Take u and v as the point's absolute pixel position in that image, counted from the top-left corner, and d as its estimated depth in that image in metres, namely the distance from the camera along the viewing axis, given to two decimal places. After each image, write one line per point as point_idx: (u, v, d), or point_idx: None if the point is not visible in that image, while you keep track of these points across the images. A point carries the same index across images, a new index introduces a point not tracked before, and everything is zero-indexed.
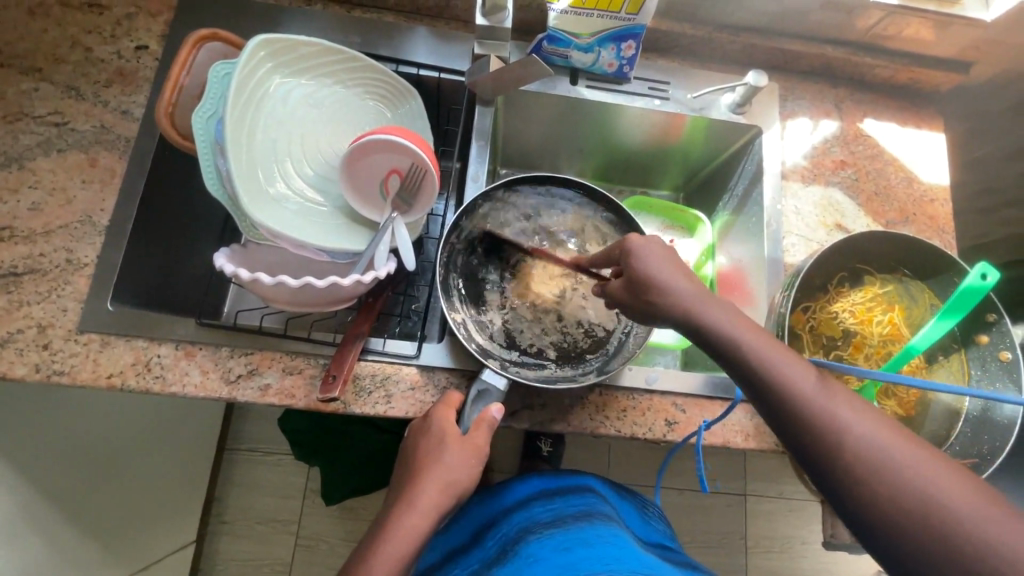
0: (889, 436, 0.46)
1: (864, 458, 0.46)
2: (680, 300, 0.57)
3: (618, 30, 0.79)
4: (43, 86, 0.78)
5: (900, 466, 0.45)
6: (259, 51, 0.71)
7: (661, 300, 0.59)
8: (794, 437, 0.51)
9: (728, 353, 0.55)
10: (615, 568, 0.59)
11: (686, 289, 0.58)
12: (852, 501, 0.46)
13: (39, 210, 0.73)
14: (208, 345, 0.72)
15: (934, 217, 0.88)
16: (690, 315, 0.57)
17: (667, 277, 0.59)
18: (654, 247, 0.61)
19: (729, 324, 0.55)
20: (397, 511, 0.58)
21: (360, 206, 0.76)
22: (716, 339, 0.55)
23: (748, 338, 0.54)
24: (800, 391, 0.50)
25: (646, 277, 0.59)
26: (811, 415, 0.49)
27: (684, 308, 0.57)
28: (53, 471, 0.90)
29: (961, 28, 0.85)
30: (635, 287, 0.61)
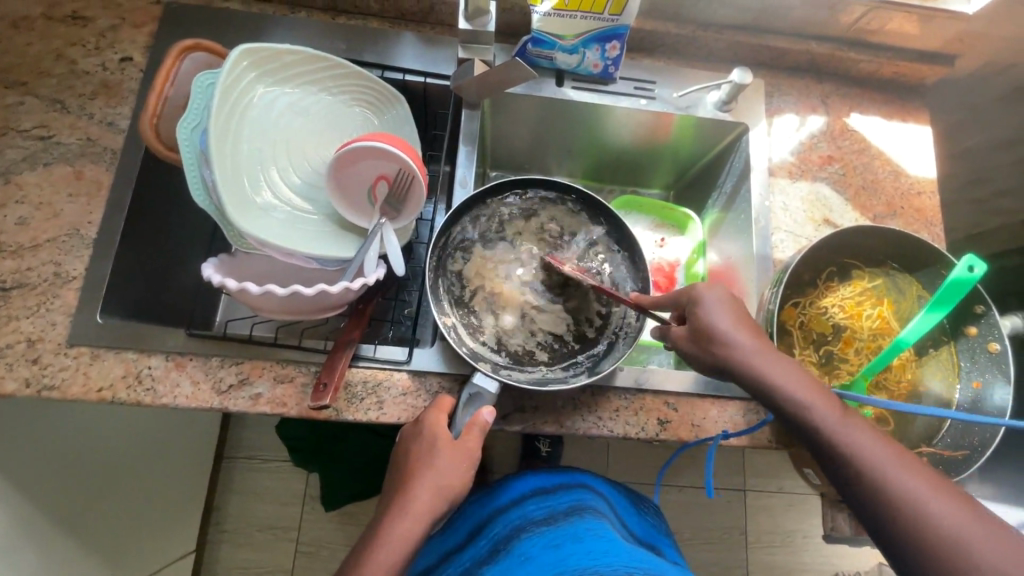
0: (931, 490, 0.53)
1: (909, 509, 0.52)
2: (737, 351, 0.62)
3: (602, 31, 0.79)
4: (27, 100, 0.78)
5: (941, 518, 0.51)
6: (242, 61, 0.71)
7: (722, 354, 0.62)
8: (846, 484, 0.57)
9: (783, 405, 0.60)
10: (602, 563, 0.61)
11: (743, 342, 0.62)
12: (897, 544, 0.53)
13: (26, 224, 0.73)
14: (198, 355, 0.71)
15: (922, 210, 0.88)
16: (749, 368, 0.61)
17: (725, 328, 0.62)
18: (716, 296, 0.64)
19: (782, 378, 0.60)
20: (390, 517, 0.58)
21: (348, 213, 0.76)
22: (772, 392, 0.60)
23: (801, 394, 0.60)
24: (851, 444, 0.57)
25: (707, 328, 0.63)
26: (861, 467, 0.56)
27: (741, 359, 0.62)
28: (49, 484, 0.90)
29: (943, 21, 0.85)
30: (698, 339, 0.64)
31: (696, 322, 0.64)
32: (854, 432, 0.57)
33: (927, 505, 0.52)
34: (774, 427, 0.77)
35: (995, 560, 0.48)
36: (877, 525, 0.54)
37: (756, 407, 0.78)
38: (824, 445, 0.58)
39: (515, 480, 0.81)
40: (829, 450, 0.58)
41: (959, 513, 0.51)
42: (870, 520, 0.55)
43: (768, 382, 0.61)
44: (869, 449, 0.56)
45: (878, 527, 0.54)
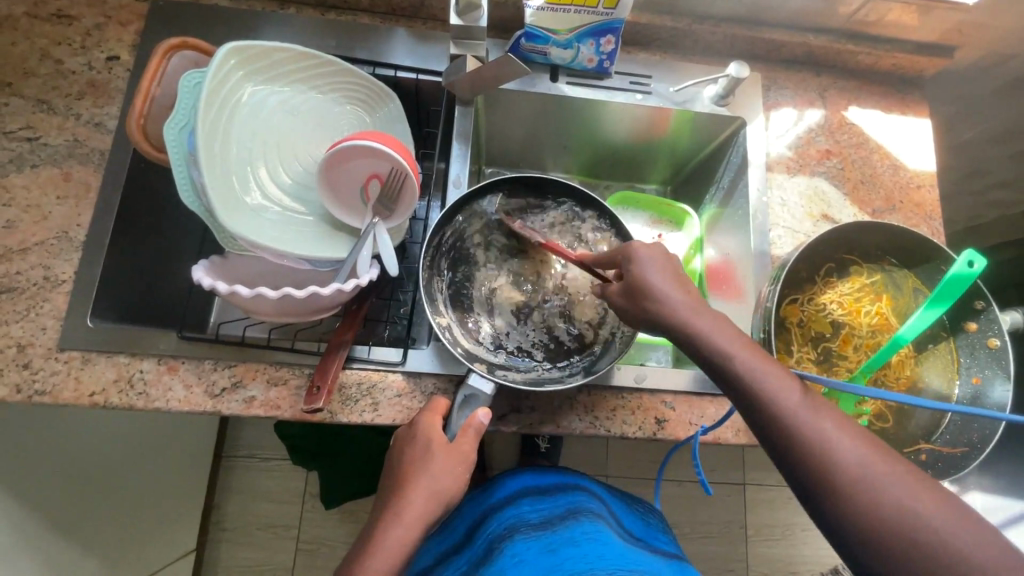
0: (864, 450, 0.49)
1: (842, 472, 0.48)
2: (672, 308, 0.59)
3: (596, 25, 0.78)
4: (13, 101, 0.76)
5: (873, 477, 0.47)
6: (230, 59, 0.70)
7: (654, 306, 0.60)
8: (778, 446, 0.52)
9: (719, 362, 0.56)
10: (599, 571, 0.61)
11: (677, 298, 0.59)
12: (828, 507, 0.49)
13: (14, 227, 0.72)
14: (191, 358, 0.71)
15: (922, 204, 0.87)
16: (683, 325, 0.58)
17: (659, 284, 0.60)
18: (648, 254, 0.63)
19: (716, 336, 0.57)
20: (384, 523, 0.57)
21: (337, 211, 0.75)
22: (707, 350, 0.57)
23: (738, 350, 0.55)
24: (783, 403, 0.52)
25: (641, 284, 0.61)
26: (793, 427, 0.51)
27: (676, 315, 0.58)
28: (45, 487, 0.89)
29: (942, 12, 0.84)
30: (632, 294, 0.62)
31: (630, 280, 0.62)
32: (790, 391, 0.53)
33: (863, 465, 0.48)
34: None
35: (930, 524, 0.45)
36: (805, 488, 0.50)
37: None
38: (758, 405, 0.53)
39: (511, 478, 0.82)
40: (760, 409, 0.53)
41: (897, 475, 0.47)
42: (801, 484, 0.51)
43: (705, 338, 0.57)
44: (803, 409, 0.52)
45: (808, 490, 0.50)
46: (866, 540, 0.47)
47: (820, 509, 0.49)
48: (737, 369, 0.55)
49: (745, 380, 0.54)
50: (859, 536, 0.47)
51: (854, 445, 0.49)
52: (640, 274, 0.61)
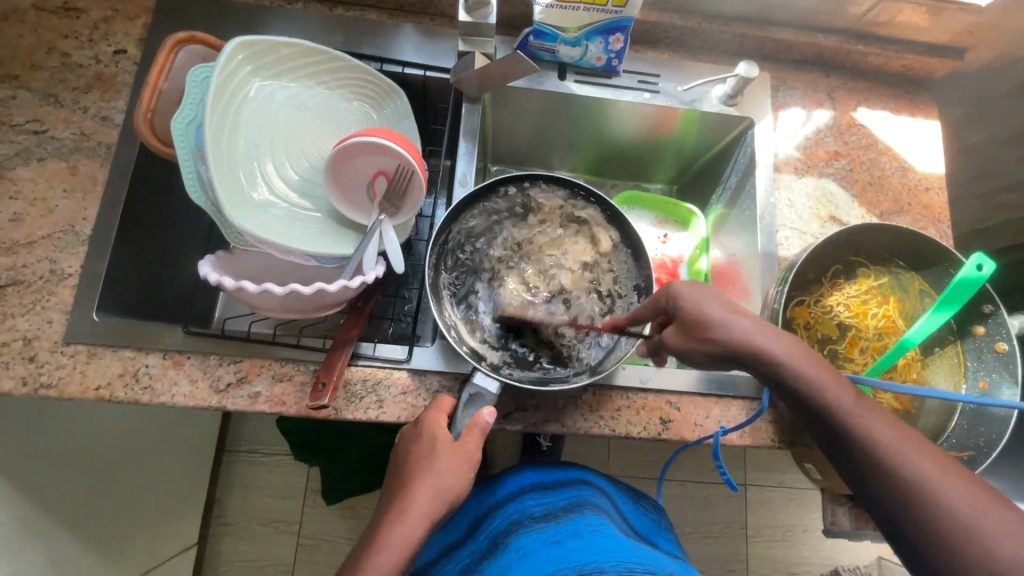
0: (933, 467, 0.50)
1: (913, 487, 0.50)
2: (735, 338, 0.57)
3: (605, 23, 0.77)
4: (20, 93, 0.76)
5: (943, 493, 0.49)
6: (237, 54, 0.70)
7: (718, 334, 0.57)
8: (848, 460, 0.55)
9: (787, 384, 0.56)
10: (600, 559, 0.60)
11: (742, 327, 0.57)
12: (901, 522, 0.51)
13: (20, 220, 0.72)
14: (196, 353, 0.71)
15: (930, 207, 0.87)
16: (747, 353, 0.57)
17: (720, 316, 0.58)
18: (702, 290, 0.60)
19: (785, 360, 0.56)
20: (388, 520, 0.57)
21: (344, 208, 0.75)
22: (777, 374, 0.57)
23: (807, 371, 0.56)
24: (854, 418, 0.54)
25: (698, 317, 0.58)
26: (863, 442, 0.53)
27: (742, 344, 0.57)
28: (49, 479, 0.89)
29: (954, 14, 0.83)
30: (688, 328, 0.59)
31: (685, 312, 0.60)
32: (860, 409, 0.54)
33: (933, 482, 0.49)
34: (776, 426, 0.77)
35: (999, 541, 0.46)
36: (877, 502, 0.53)
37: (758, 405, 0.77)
38: (827, 422, 0.55)
39: (514, 474, 0.82)
40: (830, 425, 0.55)
41: (966, 491, 0.49)
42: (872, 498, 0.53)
43: (772, 362, 0.57)
44: (871, 424, 0.53)
45: (879, 503, 0.52)
46: (938, 555, 0.48)
47: (891, 523, 0.52)
48: (806, 390, 0.56)
49: (814, 400, 0.56)
50: (929, 552, 0.49)
51: (923, 461, 0.51)
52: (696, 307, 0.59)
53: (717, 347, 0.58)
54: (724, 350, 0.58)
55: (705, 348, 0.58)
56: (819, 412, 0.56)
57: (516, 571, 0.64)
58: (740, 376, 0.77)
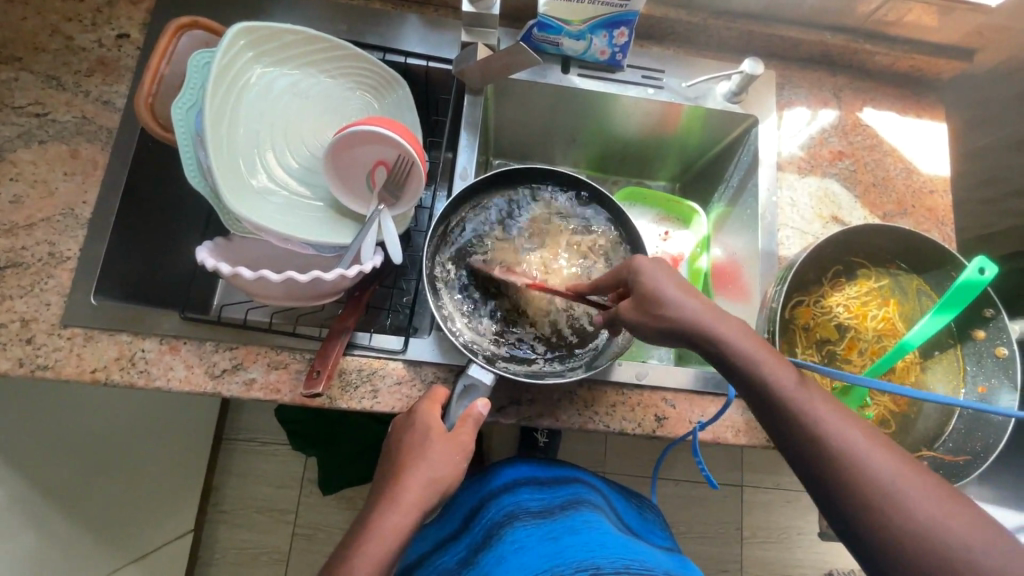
0: (866, 442, 0.49)
1: (847, 463, 0.49)
2: (688, 315, 0.57)
3: (610, 16, 0.77)
4: (22, 75, 0.76)
5: (874, 467, 0.48)
6: (239, 40, 0.70)
7: (673, 312, 0.57)
8: (785, 436, 0.54)
9: (731, 358, 0.56)
10: (597, 556, 0.59)
11: (690, 304, 0.57)
12: (831, 496, 0.50)
13: (20, 202, 0.72)
14: (193, 339, 0.71)
15: (933, 209, 0.86)
16: (692, 329, 0.57)
17: (671, 295, 0.58)
18: (657, 268, 0.61)
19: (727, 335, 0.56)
20: (380, 509, 0.57)
21: (343, 195, 0.75)
22: (725, 350, 0.56)
23: (750, 345, 0.56)
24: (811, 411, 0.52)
25: (653, 294, 0.59)
26: (801, 419, 0.52)
27: (687, 320, 0.57)
28: (45, 461, 0.90)
29: (963, 14, 0.82)
30: (643, 302, 0.60)
31: (641, 290, 0.60)
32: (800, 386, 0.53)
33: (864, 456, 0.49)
34: None
35: (924, 513, 0.45)
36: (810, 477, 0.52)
37: None
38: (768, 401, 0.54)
39: (508, 467, 0.82)
40: (770, 402, 0.54)
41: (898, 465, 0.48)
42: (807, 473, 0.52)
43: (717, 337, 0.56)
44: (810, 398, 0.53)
45: (813, 479, 0.51)
46: (866, 529, 0.47)
47: (823, 498, 0.50)
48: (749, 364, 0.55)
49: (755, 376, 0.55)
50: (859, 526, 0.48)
51: (859, 438, 0.50)
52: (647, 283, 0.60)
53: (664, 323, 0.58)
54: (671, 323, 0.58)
55: (654, 324, 0.59)
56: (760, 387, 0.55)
57: (512, 565, 0.64)
58: None
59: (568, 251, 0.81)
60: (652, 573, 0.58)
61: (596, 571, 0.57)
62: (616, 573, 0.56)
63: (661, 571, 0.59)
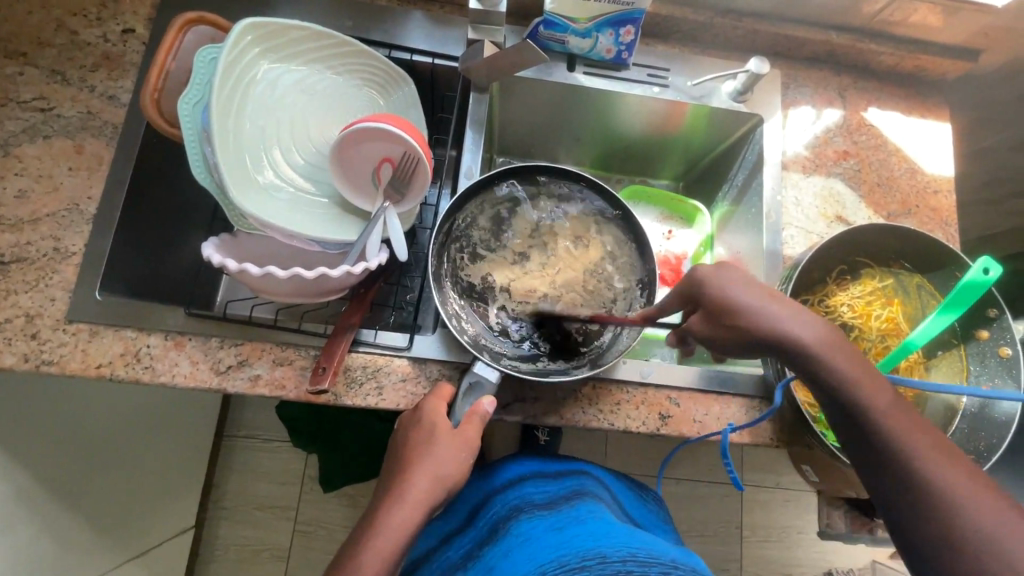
0: (946, 467, 0.51)
1: (937, 495, 0.50)
2: (762, 327, 0.58)
3: (617, 14, 0.77)
4: (27, 70, 0.76)
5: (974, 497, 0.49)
6: (246, 35, 0.69)
7: (743, 321, 0.59)
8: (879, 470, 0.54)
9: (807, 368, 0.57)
10: (604, 545, 0.60)
11: (772, 313, 0.58)
12: (920, 525, 0.51)
13: (26, 197, 0.72)
14: (198, 335, 0.71)
15: (938, 210, 0.86)
16: (784, 338, 0.58)
17: (754, 303, 0.59)
18: (735, 279, 0.61)
19: (819, 353, 0.57)
20: (386, 506, 0.56)
21: (350, 194, 0.75)
22: (809, 360, 0.57)
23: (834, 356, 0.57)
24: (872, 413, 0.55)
25: (730, 303, 0.59)
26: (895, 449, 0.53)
27: (774, 331, 0.58)
28: (47, 457, 0.89)
29: (969, 15, 0.82)
30: (715, 317, 0.61)
31: (716, 296, 0.61)
32: (884, 406, 0.55)
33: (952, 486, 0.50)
34: (775, 425, 0.76)
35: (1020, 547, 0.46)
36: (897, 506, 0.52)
37: (758, 403, 0.77)
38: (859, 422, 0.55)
39: (513, 463, 0.82)
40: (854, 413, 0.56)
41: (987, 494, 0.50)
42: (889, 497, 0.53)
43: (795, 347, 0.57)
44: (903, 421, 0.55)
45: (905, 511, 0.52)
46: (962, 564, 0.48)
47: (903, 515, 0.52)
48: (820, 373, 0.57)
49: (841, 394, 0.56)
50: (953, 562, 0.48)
51: (952, 474, 0.51)
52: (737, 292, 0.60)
53: (740, 330, 0.59)
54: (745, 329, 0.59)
55: (728, 331, 0.60)
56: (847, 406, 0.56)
57: (518, 556, 0.63)
58: (741, 373, 0.77)
59: (576, 251, 0.80)
60: (659, 562, 0.58)
61: (602, 560, 0.57)
62: (622, 561, 0.57)
63: (667, 560, 0.60)
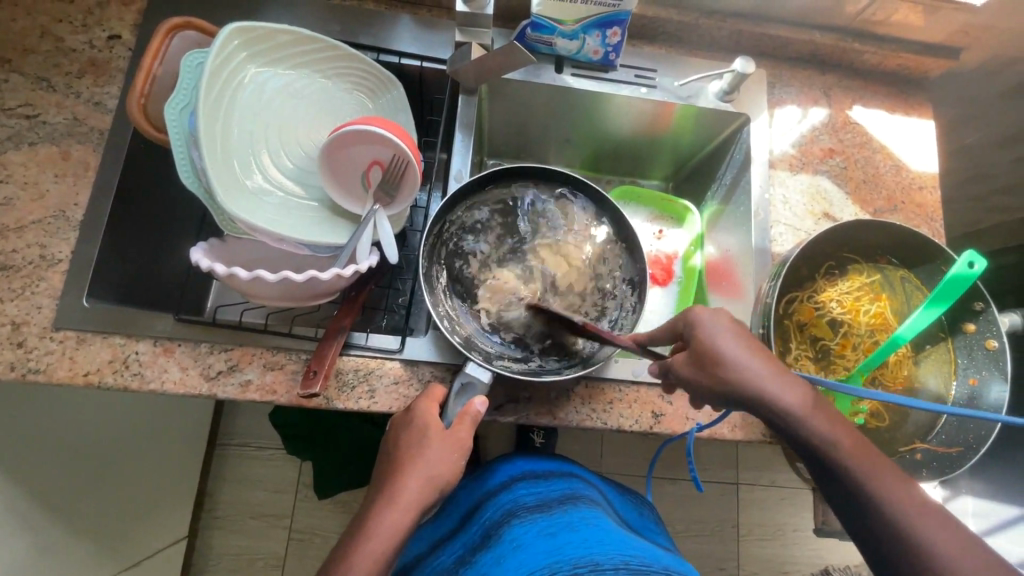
0: (938, 531, 0.50)
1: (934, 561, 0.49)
2: (749, 379, 0.57)
3: (603, 16, 0.77)
4: (12, 77, 0.76)
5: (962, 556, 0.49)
6: (233, 39, 0.69)
7: (731, 372, 0.58)
8: (875, 538, 0.53)
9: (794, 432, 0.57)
10: (597, 553, 0.59)
11: (755, 370, 0.58)
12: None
13: (11, 205, 0.71)
14: (187, 340, 0.70)
15: (923, 206, 0.87)
16: (766, 397, 0.57)
17: (735, 355, 0.58)
18: (719, 323, 0.60)
19: (800, 413, 0.56)
20: (377, 510, 0.56)
21: (339, 196, 0.75)
22: (792, 425, 0.57)
23: (807, 411, 0.56)
24: (863, 478, 0.54)
25: (715, 353, 0.59)
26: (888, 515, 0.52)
27: (758, 389, 0.57)
28: (35, 469, 0.88)
29: (949, 13, 0.83)
30: (703, 363, 0.59)
31: (702, 346, 0.60)
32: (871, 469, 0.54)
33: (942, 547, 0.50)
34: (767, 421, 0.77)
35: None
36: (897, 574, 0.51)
37: None
38: (844, 481, 0.55)
39: (506, 464, 0.83)
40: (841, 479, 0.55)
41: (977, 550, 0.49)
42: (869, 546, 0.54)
43: (773, 400, 0.57)
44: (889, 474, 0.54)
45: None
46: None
47: None
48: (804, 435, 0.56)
49: (821, 448, 0.55)
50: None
51: (938, 530, 0.50)
52: (717, 342, 0.59)
53: (720, 383, 0.58)
54: (731, 381, 0.58)
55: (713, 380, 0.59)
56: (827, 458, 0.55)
57: (509, 563, 0.63)
58: None
59: (574, 252, 0.79)
60: (651, 569, 0.59)
61: (594, 567, 0.57)
62: (615, 569, 0.57)
63: (660, 567, 0.60)
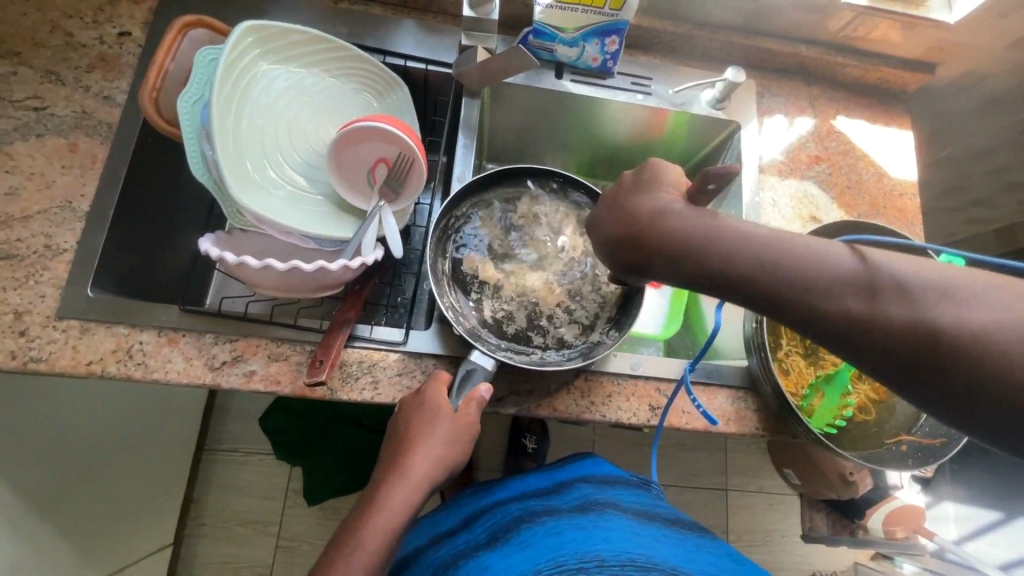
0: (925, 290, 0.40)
1: (930, 331, 0.39)
2: (670, 225, 0.50)
3: (602, 25, 0.81)
4: (21, 70, 0.77)
5: (982, 297, 0.38)
6: (246, 36, 0.71)
7: (645, 226, 0.51)
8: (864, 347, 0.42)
9: (731, 272, 0.47)
10: (604, 552, 0.64)
11: (674, 214, 0.50)
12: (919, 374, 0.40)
13: (17, 194, 0.71)
14: (192, 331, 0.71)
15: (904, 211, 0.92)
16: (686, 240, 0.49)
17: (648, 207, 0.52)
18: (632, 183, 0.55)
19: (731, 247, 0.47)
20: (388, 485, 0.60)
21: (348, 193, 0.77)
22: (726, 264, 0.47)
23: (732, 234, 0.48)
24: (823, 282, 0.44)
25: (627, 214, 0.53)
26: (858, 314, 0.42)
27: (674, 236, 0.49)
28: (24, 469, 0.86)
29: (925, 30, 0.88)
30: (619, 220, 0.54)
31: (618, 205, 0.55)
32: (828, 275, 0.44)
33: (988, 311, 0.38)
34: (760, 415, 0.79)
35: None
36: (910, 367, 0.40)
37: (743, 395, 0.80)
38: (801, 300, 0.44)
39: (515, 479, 0.81)
40: (803, 303, 0.44)
41: (989, 282, 0.39)
42: (893, 371, 0.41)
43: (687, 234, 0.49)
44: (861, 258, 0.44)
45: (926, 371, 0.39)
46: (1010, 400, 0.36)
47: (922, 377, 0.40)
48: (741, 272, 0.46)
49: (762, 279, 0.46)
50: (981, 395, 0.37)
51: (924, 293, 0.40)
52: (633, 201, 0.53)
53: (650, 241, 0.51)
54: (639, 236, 0.51)
55: (625, 249, 0.53)
56: (783, 284, 0.45)
57: (517, 561, 0.66)
58: (729, 366, 0.80)
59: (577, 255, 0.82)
60: (658, 568, 0.62)
61: (601, 563, 0.62)
62: (622, 567, 0.61)
63: (665, 564, 0.63)
